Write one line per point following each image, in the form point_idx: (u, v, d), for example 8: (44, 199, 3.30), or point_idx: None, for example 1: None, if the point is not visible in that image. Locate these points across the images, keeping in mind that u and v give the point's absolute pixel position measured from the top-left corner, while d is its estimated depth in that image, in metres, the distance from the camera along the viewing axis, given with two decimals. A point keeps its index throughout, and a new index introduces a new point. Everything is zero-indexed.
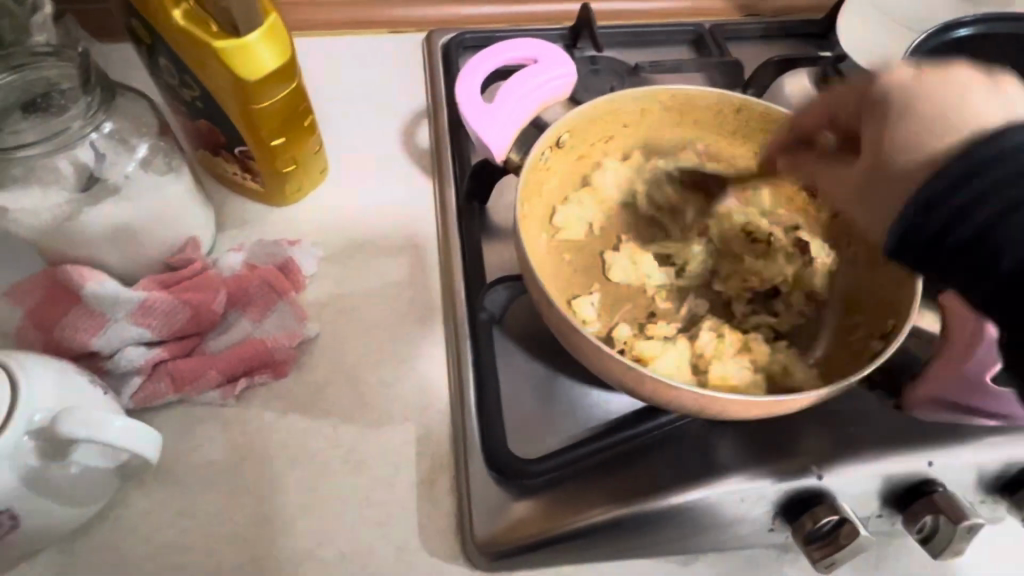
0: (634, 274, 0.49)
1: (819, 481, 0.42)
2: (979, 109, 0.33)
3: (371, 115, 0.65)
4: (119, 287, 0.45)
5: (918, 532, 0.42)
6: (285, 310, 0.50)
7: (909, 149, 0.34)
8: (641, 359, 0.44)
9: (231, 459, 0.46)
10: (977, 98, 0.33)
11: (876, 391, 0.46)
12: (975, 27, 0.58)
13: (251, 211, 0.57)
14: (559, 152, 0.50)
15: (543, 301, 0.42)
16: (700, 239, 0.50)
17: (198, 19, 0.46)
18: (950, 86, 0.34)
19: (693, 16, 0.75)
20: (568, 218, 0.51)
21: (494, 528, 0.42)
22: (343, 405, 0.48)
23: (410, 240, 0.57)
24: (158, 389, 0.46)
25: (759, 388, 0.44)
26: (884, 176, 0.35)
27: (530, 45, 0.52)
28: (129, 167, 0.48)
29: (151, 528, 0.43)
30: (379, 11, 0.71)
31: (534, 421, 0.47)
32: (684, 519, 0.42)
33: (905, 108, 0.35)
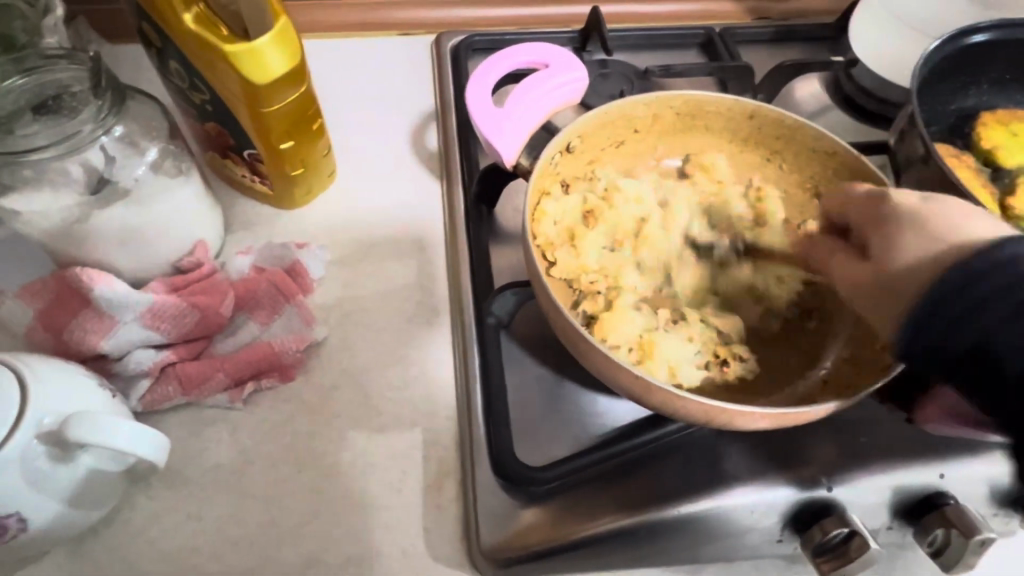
0: (577, 263, 0.47)
1: (828, 492, 0.42)
2: (972, 230, 0.37)
3: (380, 116, 0.65)
4: (129, 291, 0.45)
5: (929, 545, 0.41)
6: (292, 314, 0.50)
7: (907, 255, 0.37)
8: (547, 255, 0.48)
9: (239, 461, 0.46)
10: (974, 222, 0.38)
11: (887, 404, 0.46)
12: (993, 33, 0.55)
13: (260, 213, 0.57)
14: (569, 156, 0.50)
15: (551, 308, 0.41)
16: (689, 246, 0.51)
17: (210, 23, 0.46)
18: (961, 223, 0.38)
19: (704, 20, 0.74)
20: (554, 208, 0.49)
21: (501, 535, 0.42)
22: (351, 408, 0.48)
23: (419, 242, 0.57)
24: (166, 393, 0.46)
25: (630, 362, 0.43)
26: (884, 287, 0.38)
27: (542, 49, 0.51)
28: (139, 171, 0.48)
29: (160, 530, 0.43)
30: (391, 12, 0.71)
31: (541, 428, 0.47)
32: (692, 529, 0.42)
33: (906, 222, 0.39)
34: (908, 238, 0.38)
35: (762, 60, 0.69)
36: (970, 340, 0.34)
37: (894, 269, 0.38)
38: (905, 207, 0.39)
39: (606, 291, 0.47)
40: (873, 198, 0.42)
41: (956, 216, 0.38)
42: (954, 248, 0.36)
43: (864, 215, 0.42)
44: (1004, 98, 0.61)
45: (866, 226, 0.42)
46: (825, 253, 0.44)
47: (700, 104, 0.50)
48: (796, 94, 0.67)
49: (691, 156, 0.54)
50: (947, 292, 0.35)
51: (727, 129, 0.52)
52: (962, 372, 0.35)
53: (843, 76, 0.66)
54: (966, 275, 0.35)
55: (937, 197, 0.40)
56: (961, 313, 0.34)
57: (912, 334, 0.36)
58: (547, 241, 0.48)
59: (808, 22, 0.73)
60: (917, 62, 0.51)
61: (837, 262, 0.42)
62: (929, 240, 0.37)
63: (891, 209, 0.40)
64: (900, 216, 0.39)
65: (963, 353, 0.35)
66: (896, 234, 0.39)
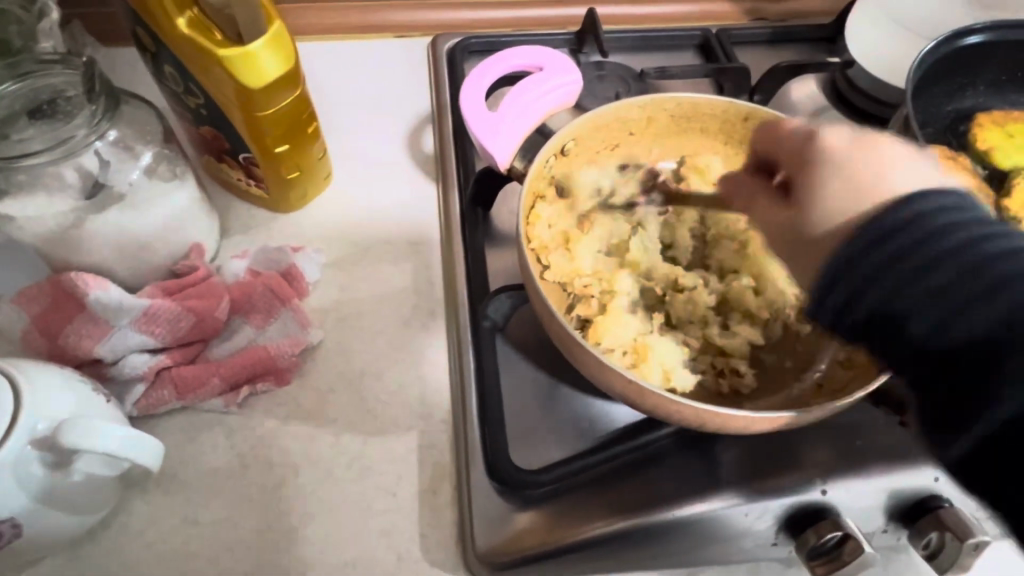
0: (570, 268, 0.48)
1: (822, 496, 0.42)
2: (895, 182, 0.34)
3: (376, 119, 0.65)
4: (123, 295, 0.45)
5: (923, 548, 0.41)
6: (288, 318, 0.50)
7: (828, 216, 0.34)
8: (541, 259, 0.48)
9: (235, 465, 0.46)
10: (898, 171, 0.34)
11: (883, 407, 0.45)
12: (988, 34, 0.55)
13: (256, 217, 0.57)
14: (564, 160, 0.50)
15: (545, 312, 0.41)
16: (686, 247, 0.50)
17: (204, 28, 0.46)
18: (889, 173, 0.34)
19: (701, 21, 0.74)
20: (549, 213, 0.49)
21: (495, 539, 0.42)
22: (347, 412, 0.48)
23: (415, 246, 0.57)
24: (161, 397, 0.46)
25: (624, 365, 0.43)
26: (796, 236, 0.36)
27: (536, 52, 0.51)
28: (134, 175, 0.48)
29: (156, 535, 0.43)
30: (387, 15, 0.71)
31: (537, 432, 0.47)
32: (687, 532, 0.42)
33: (827, 168, 0.35)
34: (832, 185, 0.35)
35: (759, 62, 0.69)
36: (930, 325, 0.31)
37: (817, 223, 0.35)
38: (837, 148, 0.35)
39: (600, 294, 0.47)
40: (795, 134, 0.38)
41: (885, 161, 0.35)
42: (872, 203, 0.33)
43: (789, 153, 0.38)
44: (1002, 99, 0.60)
45: (790, 164, 0.38)
46: (743, 197, 0.40)
47: (694, 107, 0.50)
48: (792, 95, 0.67)
49: (687, 158, 0.54)
50: (855, 249, 0.32)
51: (722, 132, 0.52)
52: (863, 333, 0.33)
53: (839, 78, 0.66)
54: (878, 232, 0.32)
55: (865, 134, 0.36)
56: (879, 275, 0.32)
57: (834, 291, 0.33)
58: (541, 245, 0.48)
59: (805, 23, 0.73)
60: (912, 64, 0.51)
61: (758, 207, 0.39)
62: (856, 191, 0.34)
63: (821, 150, 0.36)
64: (827, 159, 0.35)
65: (866, 317, 0.32)
66: (818, 181, 0.35)
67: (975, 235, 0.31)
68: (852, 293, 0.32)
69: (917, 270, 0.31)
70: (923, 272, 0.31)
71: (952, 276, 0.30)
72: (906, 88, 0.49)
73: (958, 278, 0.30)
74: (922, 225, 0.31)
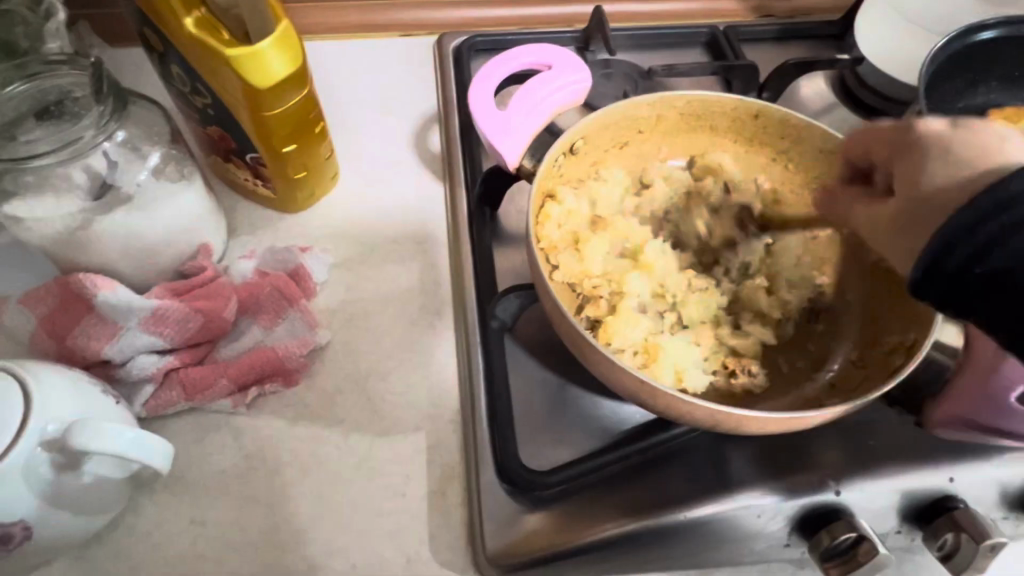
0: (580, 269, 0.47)
1: (836, 496, 0.42)
2: (1011, 155, 0.33)
3: (382, 118, 0.65)
4: (131, 296, 0.45)
5: (938, 549, 0.41)
6: (296, 318, 0.50)
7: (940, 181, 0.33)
8: (550, 258, 0.47)
9: (243, 467, 0.46)
10: (1011, 147, 0.33)
11: (895, 408, 0.45)
12: (1000, 30, 0.54)
13: (263, 217, 0.57)
14: (572, 158, 0.50)
15: (555, 312, 0.41)
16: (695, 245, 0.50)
17: (210, 27, 0.45)
18: (1000, 147, 0.33)
19: (708, 18, 0.74)
20: (559, 212, 0.48)
21: (505, 541, 0.42)
22: (355, 413, 0.48)
23: (423, 246, 0.57)
24: (169, 398, 0.46)
25: (635, 366, 0.43)
26: (915, 216, 0.34)
27: (545, 50, 0.50)
28: (141, 176, 0.48)
29: (164, 537, 0.43)
30: (393, 14, 0.71)
31: (546, 432, 0.47)
32: (698, 534, 0.42)
33: (928, 146, 0.34)
34: (940, 162, 0.33)
35: (766, 59, 0.69)
36: None
37: (930, 193, 0.33)
38: (935, 129, 0.34)
39: (610, 294, 0.46)
40: (896, 125, 0.37)
41: (994, 136, 0.33)
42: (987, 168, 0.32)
43: (887, 148, 0.37)
44: (1013, 96, 0.60)
45: (892, 157, 0.36)
46: (847, 203, 0.39)
47: (704, 104, 0.50)
48: (801, 93, 0.66)
49: (696, 156, 0.53)
50: (974, 212, 0.30)
51: (732, 130, 0.52)
52: (935, 288, 0.31)
53: (848, 75, 0.65)
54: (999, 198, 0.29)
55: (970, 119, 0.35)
56: (999, 233, 0.29)
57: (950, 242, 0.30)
58: (550, 245, 0.48)
59: (813, 19, 0.73)
60: (923, 62, 0.51)
61: (854, 207, 0.39)
62: (962, 166, 0.33)
63: (920, 136, 0.35)
64: (931, 140, 0.34)
65: (982, 279, 0.30)
66: (923, 162, 0.34)
67: None
68: (971, 253, 0.30)
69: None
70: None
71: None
72: (918, 86, 0.49)
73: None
74: None
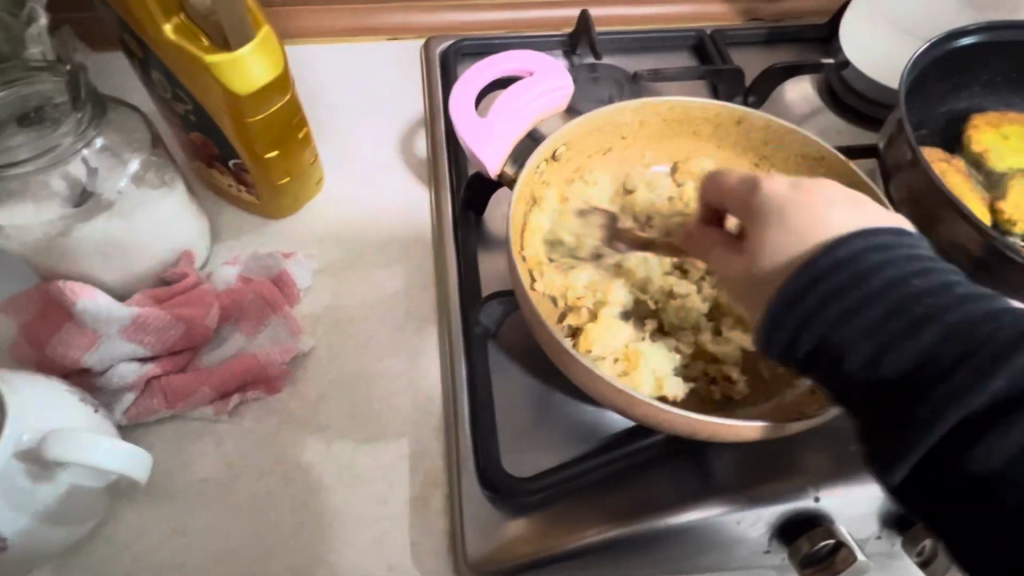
0: (562, 283, 0.48)
1: (815, 503, 0.42)
2: (835, 220, 0.36)
3: (369, 123, 0.65)
4: (106, 303, 0.44)
5: (918, 555, 0.41)
6: (278, 325, 0.50)
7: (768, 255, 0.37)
8: (534, 271, 0.48)
9: (225, 474, 0.46)
10: (837, 212, 0.36)
11: None
12: (982, 36, 0.54)
13: (247, 223, 0.57)
14: (554, 164, 0.50)
15: (535, 320, 0.41)
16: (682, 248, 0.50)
17: (189, 34, 0.45)
18: (829, 207, 0.37)
19: (696, 21, 0.74)
20: (542, 226, 0.49)
21: (486, 547, 0.42)
22: (338, 420, 0.48)
23: (407, 251, 0.57)
24: (150, 406, 0.46)
25: (615, 373, 0.43)
26: (755, 282, 0.37)
27: (527, 57, 0.51)
28: (121, 182, 0.48)
29: (145, 546, 0.43)
30: (381, 18, 0.71)
31: (531, 439, 0.47)
32: (680, 540, 0.42)
33: (778, 214, 0.37)
34: (778, 234, 0.37)
35: (753, 63, 0.69)
36: (867, 356, 0.33)
37: (768, 263, 0.37)
38: (778, 198, 0.38)
39: (592, 306, 0.47)
40: (738, 186, 0.41)
41: (819, 203, 0.37)
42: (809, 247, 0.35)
43: (735, 200, 0.41)
44: (997, 100, 0.60)
45: (744, 212, 0.40)
46: (707, 245, 0.43)
47: (686, 110, 0.50)
48: (787, 97, 0.66)
49: (680, 162, 0.53)
50: (785, 289, 0.35)
51: (715, 136, 0.52)
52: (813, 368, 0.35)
53: (834, 79, 0.65)
54: (812, 273, 0.34)
55: (809, 182, 0.39)
56: (815, 305, 0.34)
57: (775, 323, 0.35)
58: (533, 259, 0.48)
59: (801, 23, 0.73)
60: (906, 66, 0.51)
61: (717, 255, 0.41)
62: (791, 238, 0.36)
63: (764, 202, 0.38)
64: (771, 208, 0.38)
65: (810, 352, 0.34)
66: (768, 230, 0.37)
67: (907, 271, 0.33)
68: (800, 322, 0.34)
69: (840, 299, 0.33)
70: (854, 309, 0.33)
71: (884, 312, 0.33)
72: (899, 91, 0.49)
73: (926, 321, 0.32)
74: (861, 267, 0.33)
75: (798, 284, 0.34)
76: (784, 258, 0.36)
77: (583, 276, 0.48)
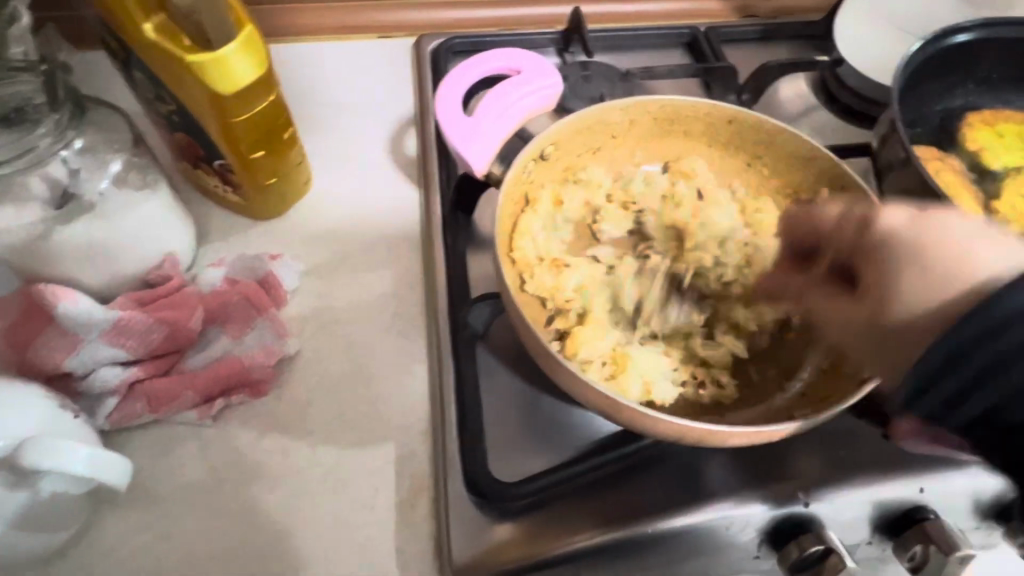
0: (552, 285, 0.46)
1: (805, 508, 0.41)
2: (976, 262, 0.34)
3: (357, 123, 0.64)
4: (92, 307, 0.44)
5: (909, 561, 0.41)
6: (264, 328, 0.49)
7: (898, 307, 0.35)
8: (522, 273, 0.46)
9: (209, 480, 0.45)
10: (979, 249, 0.34)
11: (864, 418, 0.45)
12: (976, 32, 0.54)
13: (233, 224, 0.57)
14: (543, 164, 0.49)
15: (521, 324, 0.40)
16: (671, 251, 0.49)
17: (170, 32, 0.45)
18: (966, 247, 0.34)
19: (690, 19, 0.73)
20: (534, 225, 0.48)
21: (472, 552, 0.41)
22: (323, 424, 0.48)
23: (395, 253, 0.56)
24: (134, 410, 0.45)
25: (602, 377, 0.42)
26: (880, 331, 0.36)
27: (514, 56, 0.50)
28: (103, 185, 0.47)
29: (127, 552, 0.42)
30: (371, 15, 0.70)
31: (519, 443, 0.46)
32: (668, 546, 0.41)
33: (902, 262, 0.35)
34: (902, 278, 0.35)
35: (747, 61, 0.68)
36: None
37: (900, 313, 0.35)
38: (898, 236, 0.36)
39: (581, 308, 0.46)
40: (847, 225, 0.38)
41: (957, 238, 0.34)
42: (961, 291, 0.33)
43: (844, 247, 0.39)
44: (992, 98, 0.59)
45: (851, 254, 0.38)
46: (797, 288, 0.43)
47: (677, 109, 0.49)
48: (781, 95, 0.65)
49: (671, 161, 0.53)
50: (956, 340, 0.31)
51: (706, 135, 0.51)
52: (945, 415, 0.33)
53: (828, 76, 0.65)
54: (990, 319, 0.31)
55: (934, 209, 0.36)
56: (982, 366, 0.31)
57: (924, 386, 0.32)
58: (524, 260, 0.47)
59: (796, 19, 0.72)
60: (900, 63, 0.50)
61: (807, 301, 0.41)
62: (930, 282, 0.34)
63: (880, 240, 0.36)
64: (894, 251, 0.36)
65: (978, 414, 0.32)
66: (891, 275, 0.35)
67: None
68: (958, 389, 0.32)
69: None
70: None
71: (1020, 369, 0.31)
72: (891, 89, 0.48)
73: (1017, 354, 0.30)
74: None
75: (945, 352, 0.32)
76: (922, 316, 0.34)
77: (573, 277, 0.47)
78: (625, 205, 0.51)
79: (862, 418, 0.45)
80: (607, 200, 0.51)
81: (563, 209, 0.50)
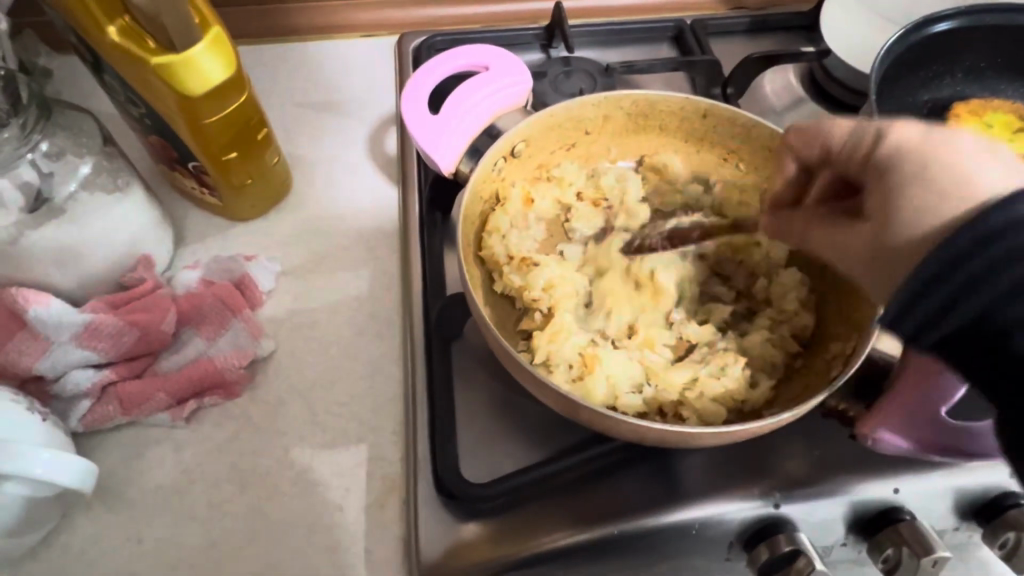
0: (522, 283, 0.46)
1: (777, 509, 0.40)
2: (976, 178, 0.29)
3: (339, 123, 0.64)
4: (65, 312, 0.45)
5: (882, 563, 0.40)
6: (239, 328, 0.49)
7: (906, 227, 0.30)
8: (491, 268, 0.47)
9: (180, 482, 0.45)
10: (976, 165, 0.29)
11: (831, 419, 0.43)
12: (957, 21, 0.53)
13: (212, 225, 0.57)
14: (514, 161, 0.49)
15: (483, 325, 0.39)
16: (644, 248, 0.49)
17: (135, 34, 0.44)
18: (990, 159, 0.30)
19: (676, 11, 0.72)
20: (503, 224, 0.48)
21: (438, 552, 0.41)
22: (295, 426, 0.48)
23: (372, 252, 0.56)
24: (106, 413, 0.45)
25: (569, 380, 0.42)
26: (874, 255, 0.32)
27: (483, 51, 0.49)
28: (71, 186, 0.48)
29: (97, 553, 0.42)
30: (355, 14, 0.69)
31: (490, 444, 0.46)
32: (637, 548, 0.41)
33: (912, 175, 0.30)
34: (902, 199, 0.30)
35: (733, 53, 0.67)
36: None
37: (898, 232, 0.30)
38: (905, 148, 0.31)
39: (549, 307, 0.45)
40: (849, 141, 0.35)
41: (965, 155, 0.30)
42: (953, 209, 0.29)
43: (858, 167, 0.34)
44: (980, 88, 0.58)
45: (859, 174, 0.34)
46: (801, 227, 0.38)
47: (650, 104, 0.48)
48: (768, 87, 0.64)
49: (647, 157, 0.52)
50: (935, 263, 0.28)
51: (682, 130, 0.50)
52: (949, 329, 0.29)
53: (816, 68, 0.63)
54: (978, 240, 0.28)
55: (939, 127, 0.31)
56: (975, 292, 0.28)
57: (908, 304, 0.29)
58: (494, 260, 0.47)
59: (785, 11, 0.70)
60: (878, 55, 0.49)
61: (821, 233, 0.36)
62: (931, 196, 0.29)
63: (883, 156, 0.32)
64: (896, 167, 0.31)
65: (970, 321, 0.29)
66: (896, 192, 0.31)
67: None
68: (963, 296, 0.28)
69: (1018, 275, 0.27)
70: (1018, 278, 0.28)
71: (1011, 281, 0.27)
72: (870, 80, 0.47)
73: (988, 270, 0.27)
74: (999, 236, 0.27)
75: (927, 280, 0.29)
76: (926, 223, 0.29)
77: (541, 272, 0.46)
78: (595, 202, 0.51)
79: (829, 419, 0.44)
80: (579, 197, 0.51)
81: (536, 206, 0.50)
